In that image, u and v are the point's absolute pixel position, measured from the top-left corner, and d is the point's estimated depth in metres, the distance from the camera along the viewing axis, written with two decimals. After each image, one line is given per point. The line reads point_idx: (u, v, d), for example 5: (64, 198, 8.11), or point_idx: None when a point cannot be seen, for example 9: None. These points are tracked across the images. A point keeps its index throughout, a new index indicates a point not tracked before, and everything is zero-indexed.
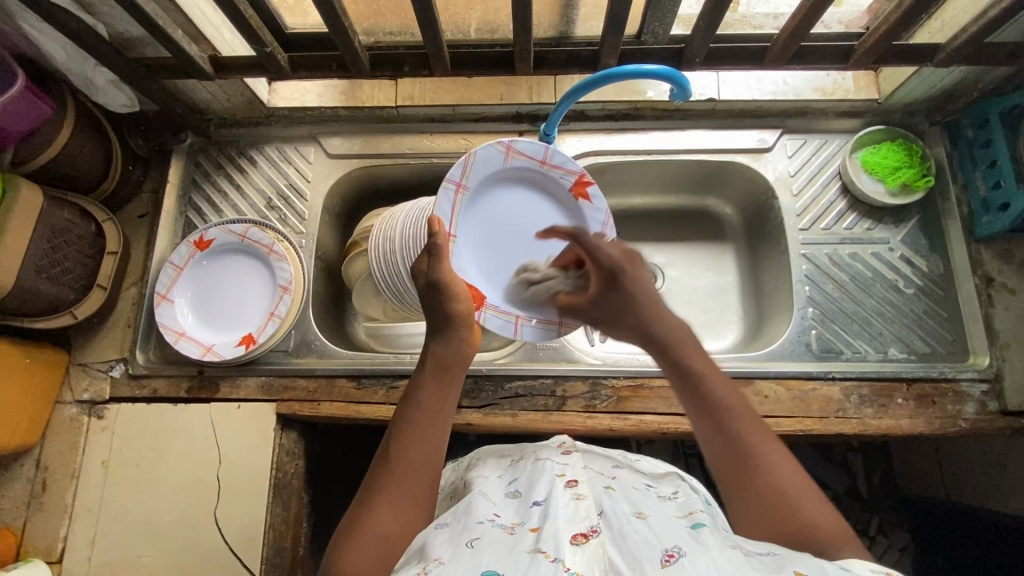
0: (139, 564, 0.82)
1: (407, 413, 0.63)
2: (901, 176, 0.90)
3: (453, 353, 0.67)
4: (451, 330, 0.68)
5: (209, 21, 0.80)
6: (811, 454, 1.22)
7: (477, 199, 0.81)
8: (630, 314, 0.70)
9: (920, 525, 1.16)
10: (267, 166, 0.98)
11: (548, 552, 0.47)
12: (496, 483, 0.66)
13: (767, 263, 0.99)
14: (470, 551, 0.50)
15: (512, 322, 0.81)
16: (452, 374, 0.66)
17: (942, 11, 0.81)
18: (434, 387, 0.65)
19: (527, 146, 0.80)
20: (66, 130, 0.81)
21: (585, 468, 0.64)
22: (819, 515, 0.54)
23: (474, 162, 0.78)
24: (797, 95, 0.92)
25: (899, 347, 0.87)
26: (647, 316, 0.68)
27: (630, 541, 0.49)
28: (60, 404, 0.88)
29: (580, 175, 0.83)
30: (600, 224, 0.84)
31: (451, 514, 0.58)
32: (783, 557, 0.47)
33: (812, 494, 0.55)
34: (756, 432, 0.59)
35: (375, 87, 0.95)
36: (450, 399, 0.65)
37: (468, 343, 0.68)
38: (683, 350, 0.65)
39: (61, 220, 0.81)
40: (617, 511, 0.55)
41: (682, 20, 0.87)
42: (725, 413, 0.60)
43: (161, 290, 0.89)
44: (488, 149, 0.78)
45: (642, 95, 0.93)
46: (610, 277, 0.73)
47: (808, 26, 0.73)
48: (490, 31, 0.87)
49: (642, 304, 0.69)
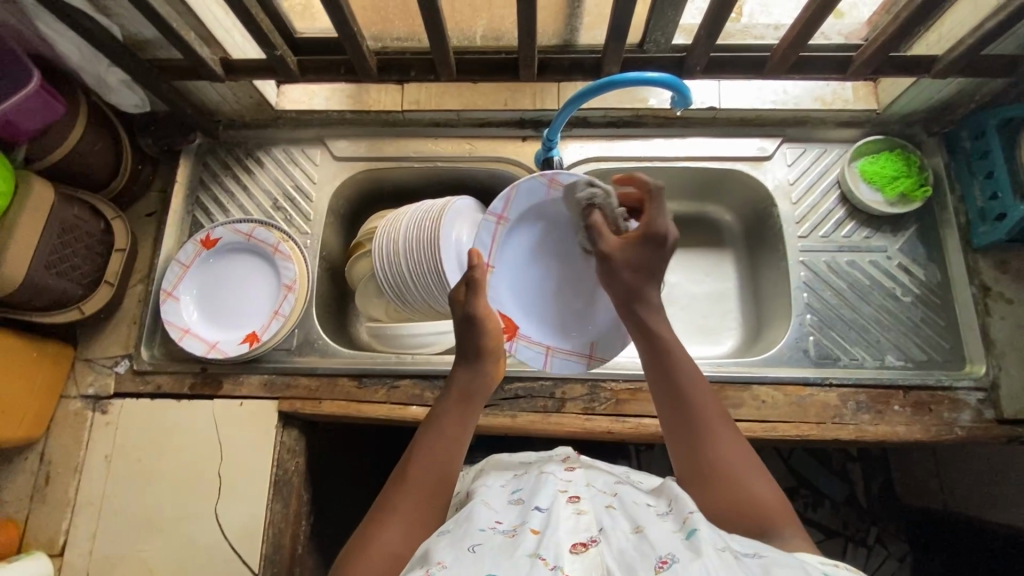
0: (140, 559, 0.83)
1: (427, 434, 0.66)
2: (899, 186, 0.91)
3: (476, 383, 0.70)
4: (479, 361, 0.71)
5: (221, 24, 0.81)
6: (810, 463, 1.23)
7: (520, 228, 0.87)
8: (638, 276, 0.74)
9: (917, 534, 1.16)
10: (274, 168, 0.99)
11: (548, 559, 0.49)
12: (499, 492, 0.66)
13: (767, 270, 1.00)
14: (472, 555, 0.51)
15: (541, 354, 0.87)
16: (472, 405, 0.69)
17: (939, 24, 0.82)
18: (455, 415, 0.67)
19: (562, 178, 0.82)
20: (75, 133, 0.82)
21: (587, 486, 0.63)
22: (766, 495, 0.59)
23: (516, 195, 0.83)
24: (797, 105, 0.93)
25: (896, 354, 0.88)
26: (642, 284, 0.74)
27: (627, 555, 0.50)
28: (65, 399, 0.89)
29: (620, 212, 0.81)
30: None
31: (454, 522, 0.58)
32: (770, 559, 0.48)
33: (759, 475, 0.60)
34: (710, 406, 0.65)
35: (381, 92, 0.97)
36: (469, 426, 0.67)
37: (490, 376, 0.72)
38: (658, 324, 0.72)
39: (71, 216, 0.83)
40: (616, 527, 0.54)
41: (684, 31, 0.89)
42: (688, 381, 0.66)
43: (167, 287, 0.91)
44: (530, 181, 0.82)
45: (644, 103, 0.94)
46: (653, 241, 0.74)
47: (807, 36, 0.74)
48: (495, 39, 0.89)
49: (650, 273, 0.74)
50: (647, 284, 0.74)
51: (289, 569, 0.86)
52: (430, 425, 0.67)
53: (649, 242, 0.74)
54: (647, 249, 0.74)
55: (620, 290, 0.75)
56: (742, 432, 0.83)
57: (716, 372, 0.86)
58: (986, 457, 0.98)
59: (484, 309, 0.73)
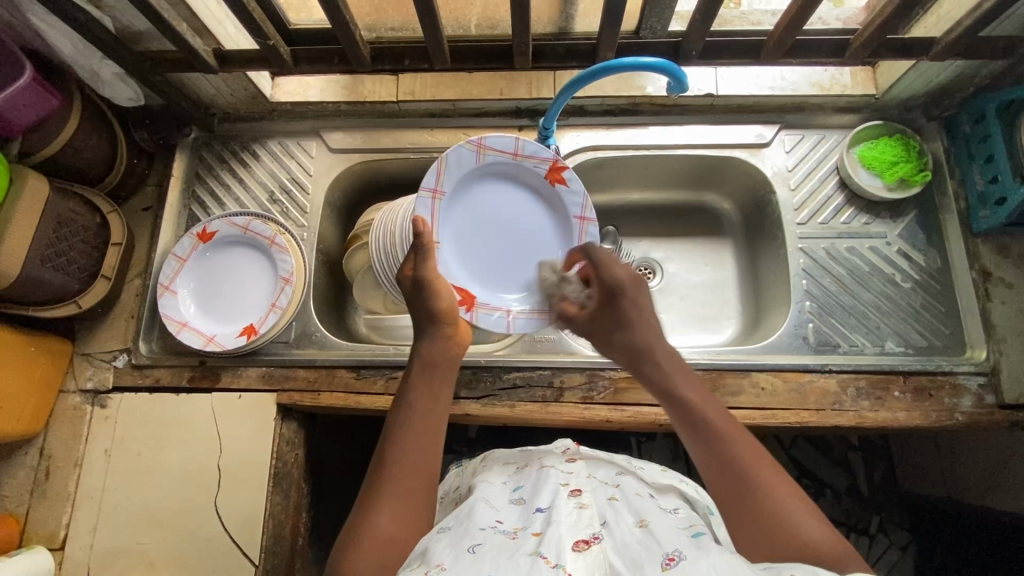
0: (141, 552, 0.83)
1: (397, 416, 0.64)
2: (898, 172, 0.90)
3: (437, 351, 0.69)
4: (433, 324, 0.70)
5: (213, 15, 0.81)
6: (811, 453, 1.22)
7: (458, 199, 0.81)
8: (622, 336, 0.70)
9: (920, 523, 1.15)
10: (270, 160, 0.99)
11: (550, 557, 0.48)
12: (500, 490, 0.66)
13: (764, 257, 0.99)
14: (473, 555, 0.50)
15: (503, 316, 0.82)
16: (438, 372, 0.68)
17: (938, 5, 0.81)
18: (423, 390, 0.66)
19: (465, 147, 0.79)
20: (59, 140, 0.82)
21: (588, 477, 0.64)
22: (815, 531, 0.52)
23: (447, 166, 0.78)
24: (794, 90, 0.93)
25: (896, 341, 0.88)
26: (632, 339, 0.69)
27: (632, 549, 0.49)
28: (64, 393, 0.89)
29: (554, 161, 0.82)
30: (578, 207, 0.84)
31: (454, 518, 0.59)
32: (781, 569, 0.45)
33: (798, 503, 0.54)
34: (740, 437, 0.59)
35: (376, 82, 0.96)
36: (440, 398, 0.66)
37: (450, 339, 0.71)
38: (674, 374, 0.66)
39: (67, 211, 0.83)
40: (620, 521, 0.54)
41: (680, 17, 0.88)
42: (714, 431, 0.60)
43: (164, 281, 0.90)
44: (458, 151, 0.78)
45: (642, 90, 0.94)
46: (610, 294, 0.71)
47: (803, 19, 0.73)
48: (490, 27, 0.88)
49: (631, 326, 0.69)
50: (635, 340, 0.69)
51: (290, 562, 0.86)
52: (400, 404, 0.65)
53: (608, 299, 0.71)
54: (609, 307, 0.71)
55: (623, 355, 0.70)
56: (742, 420, 0.83)
57: (715, 360, 0.86)
58: (989, 444, 0.97)
59: (432, 273, 0.71)
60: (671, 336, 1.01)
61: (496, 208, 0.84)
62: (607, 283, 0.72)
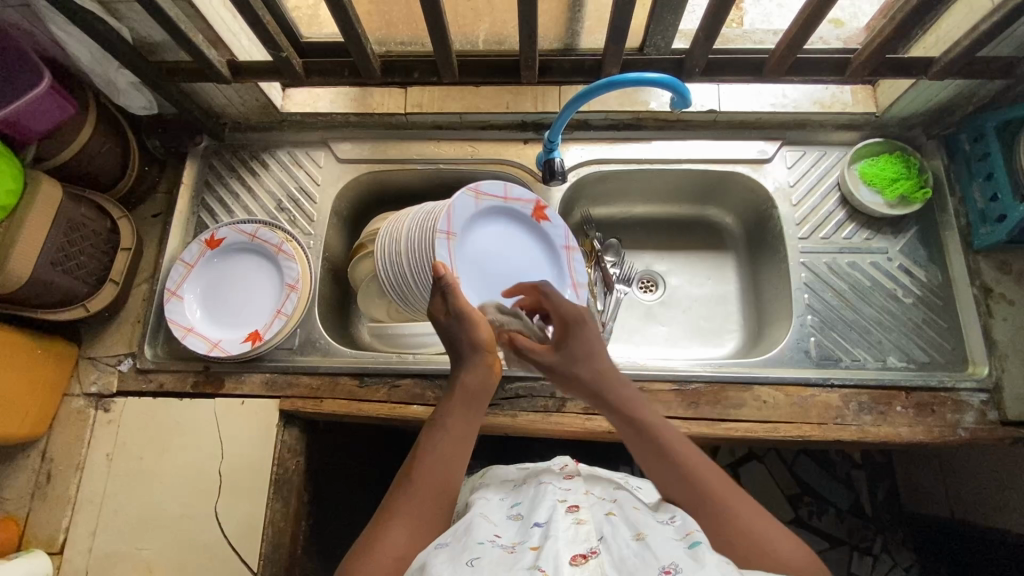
0: (139, 557, 0.83)
1: (428, 437, 0.65)
2: (899, 189, 0.91)
3: (474, 380, 0.68)
4: (476, 355, 0.70)
5: (229, 27, 0.83)
6: (813, 471, 1.22)
7: (464, 243, 0.86)
8: (583, 366, 0.72)
9: (925, 544, 1.14)
10: (279, 169, 1.00)
11: (547, 570, 0.48)
12: (498, 505, 0.66)
13: (767, 271, 1.00)
14: (472, 568, 0.50)
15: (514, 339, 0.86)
16: (476, 404, 0.68)
17: (936, 27, 0.83)
18: (459, 416, 0.66)
19: (466, 194, 0.85)
20: (63, 156, 0.83)
21: (586, 494, 0.64)
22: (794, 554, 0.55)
23: (454, 212, 0.84)
24: (796, 108, 0.94)
25: (898, 356, 0.88)
26: (596, 370, 0.71)
27: (628, 562, 0.50)
28: (69, 396, 0.89)
29: (536, 201, 0.92)
30: (563, 238, 0.94)
31: (452, 533, 0.58)
32: None
33: (776, 530, 0.57)
34: (712, 473, 0.61)
35: (385, 95, 0.98)
36: (473, 424, 0.66)
37: (490, 369, 0.70)
38: (634, 405, 0.68)
39: (78, 215, 0.84)
40: (617, 534, 0.54)
41: (683, 35, 0.90)
42: (680, 459, 0.62)
43: (171, 287, 0.92)
44: (461, 198, 0.84)
45: (645, 106, 0.95)
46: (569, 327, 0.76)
47: (803, 38, 0.75)
48: (497, 42, 0.90)
49: (590, 356, 0.72)
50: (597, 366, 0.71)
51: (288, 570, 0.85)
52: (434, 427, 0.66)
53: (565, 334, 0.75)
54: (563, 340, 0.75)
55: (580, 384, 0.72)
56: (743, 433, 0.83)
57: (717, 372, 0.86)
58: (993, 462, 0.97)
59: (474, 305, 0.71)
60: (673, 348, 1.02)
61: (484, 242, 0.90)
62: (566, 317, 0.76)
